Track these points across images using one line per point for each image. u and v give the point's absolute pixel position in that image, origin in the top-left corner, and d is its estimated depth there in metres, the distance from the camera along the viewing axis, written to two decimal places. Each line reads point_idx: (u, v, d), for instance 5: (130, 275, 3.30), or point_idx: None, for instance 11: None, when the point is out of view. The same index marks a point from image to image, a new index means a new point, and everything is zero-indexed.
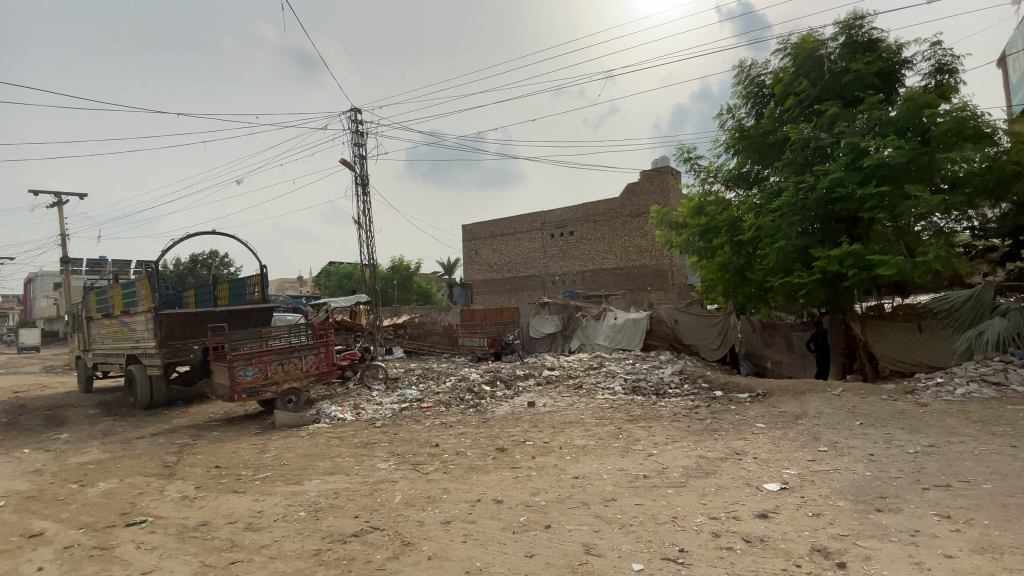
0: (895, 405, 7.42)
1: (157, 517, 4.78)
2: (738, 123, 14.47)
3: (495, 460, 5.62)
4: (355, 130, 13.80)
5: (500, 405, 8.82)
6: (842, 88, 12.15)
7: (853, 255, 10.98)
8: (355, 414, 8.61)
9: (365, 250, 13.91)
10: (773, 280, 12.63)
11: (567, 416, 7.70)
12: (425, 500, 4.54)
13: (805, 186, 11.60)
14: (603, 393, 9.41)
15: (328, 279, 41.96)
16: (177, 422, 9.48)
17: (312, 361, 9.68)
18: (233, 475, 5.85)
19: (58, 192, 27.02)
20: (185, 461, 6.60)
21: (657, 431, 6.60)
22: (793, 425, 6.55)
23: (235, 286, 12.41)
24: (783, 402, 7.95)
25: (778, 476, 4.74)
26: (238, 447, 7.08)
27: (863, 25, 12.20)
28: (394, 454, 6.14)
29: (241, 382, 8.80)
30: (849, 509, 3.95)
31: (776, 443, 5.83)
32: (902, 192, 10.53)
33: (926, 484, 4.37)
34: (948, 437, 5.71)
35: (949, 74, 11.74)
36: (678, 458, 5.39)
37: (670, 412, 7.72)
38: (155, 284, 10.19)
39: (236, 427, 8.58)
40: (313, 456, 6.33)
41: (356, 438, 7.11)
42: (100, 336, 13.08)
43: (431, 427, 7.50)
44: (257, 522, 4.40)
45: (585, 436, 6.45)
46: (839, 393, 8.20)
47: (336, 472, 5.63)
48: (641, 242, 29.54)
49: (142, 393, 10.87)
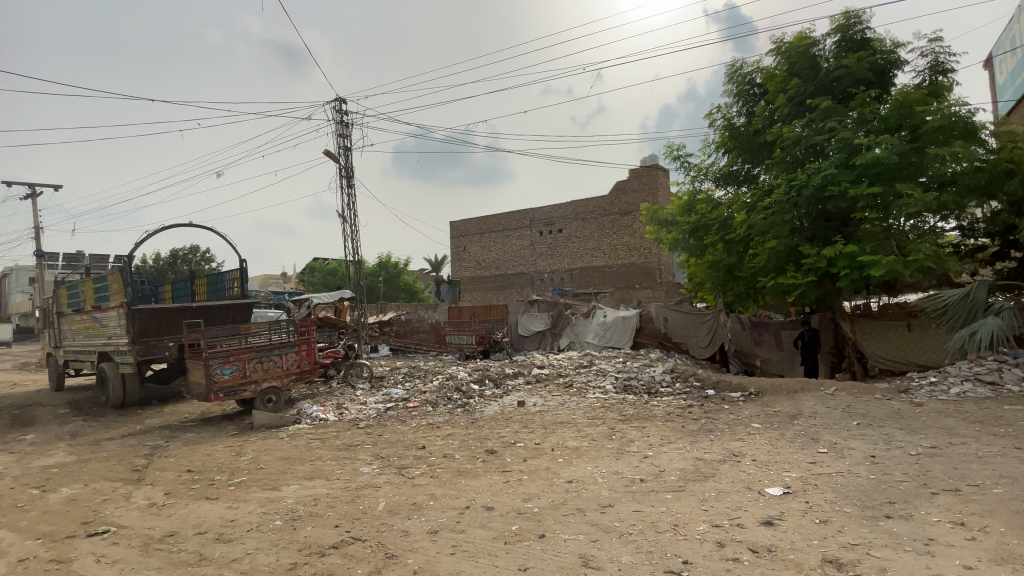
0: (892, 404, 7.28)
1: (121, 527, 4.45)
2: (729, 122, 14.34)
3: (484, 463, 5.35)
4: (341, 122, 13.40)
5: (489, 405, 8.57)
6: (836, 86, 12.02)
7: (847, 255, 10.87)
8: (338, 414, 8.30)
9: (349, 245, 13.56)
10: (764, 279, 12.48)
11: (558, 416, 7.44)
12: (411, 507, 4.26)
13: (797, 185, 11.46)
14: (594, 392, 9.19)
15: (313, 275, 41.37)
16: (150, 422, 9.08)
17: (293, 359, 9.35)
18: (206, 480, 5.53)
19: (32, 183, 26.21)
20: (155, 465, 6.25)
21: (652, 431, 6.38)
22: (790, 425, 6.38)
23: (215, 281, 12.00)
24: (777, 402, 7.79)
25: (780, 479, 4.54)
26: (213, 450, 6.75)
27: (857, 24, 12.11)
28: (378, 457, 5.86)
29: (218, 380, 8.45)
30: (857, 516, 3.77)
31: (774, 444, 5.65)
32: (894, 191, 10.43)
33: (934, 489, 4.22)
34: (950, 439, 5.56)
35: (943, 73, 11.68)
36: (675, 461, 5.18)
37: (663, 412, 7.52)
38: (127, 278, 9.80)
39: (212, 428, 8.23)
40: (293, 460, 6.02)
41: (338, 440, 6.81)
42: (71, 333, 12.60)
43: (417, 428, 7.22)
44: (229, 533, 4.10)
45: (577, 437, 6.22)
46: (833, 392, 8.07)
47: (316, 476, 5.33)
48: (629, 240, 29.41)
49: (115, 392, 10.45)
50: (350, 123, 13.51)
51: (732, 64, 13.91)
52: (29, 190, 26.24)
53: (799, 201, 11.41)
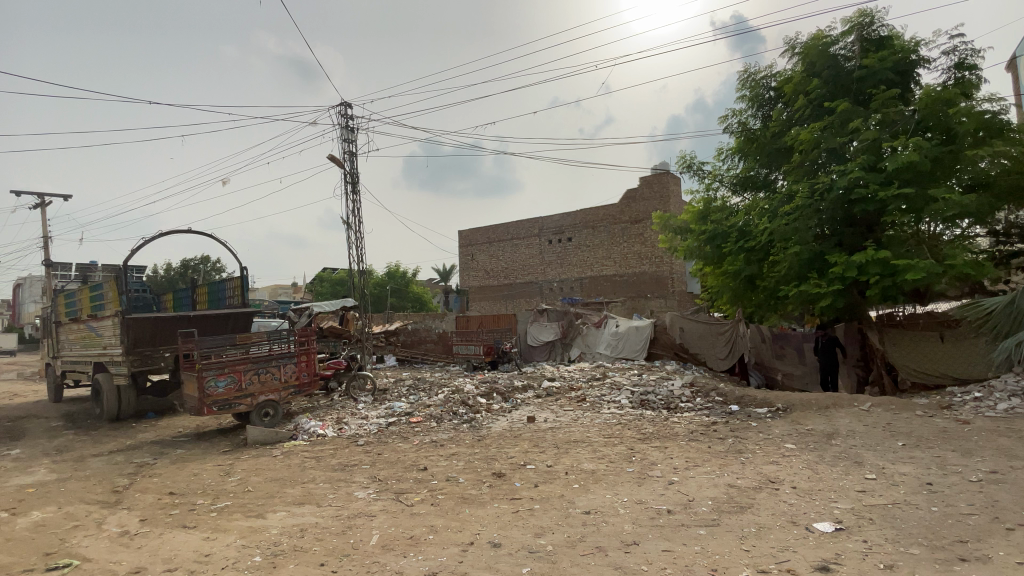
0: (936, 422, 6.65)
1: (85, 561, 3.97)
2: (744, 127, 13.79)
3: (491, 488, 4.83)
4: (345, 127, 13.03)
5: (496, 420, 8.03)
6: (856, 86, 11.43)
7: (879, 261, 10.20)
8: (337, 430, 7.82)
9: (354, 252, 13.11)
10: (786, 288, 11.79)
11: (571, 434, 6.89)
12: (408, 542, 3.75)
13: (821, 188, 10.86)
14: (609, 408, 8.62)
15: (321, 284, 41.15)
16: (141, 437, 8.62)
17: (292, 371, 8.88)
18: (187, 505, 5.05)
19: (42, 193, 26.35)
20: (136, 487, 5.78)
21: (675, 453, 5.81)
22: (827, 447, 5.78)
23: (215, 290, 11.60)
24: (809, 419, 7.18)
25: (828, 512, 3.96)
26: (201, 470, 6.27)
27: (873, 24, 11.53)
28: (375, 480, 5.35)
29: (212, 394, 8.02)
30: (928, 559, 3.22)
31: (814, 468, 5.07)
32: (928, 193, 9.81)
33: (1010, 523, 3.65)
34: (1012, 462, 4.97)
35: (969, 70, 10.96)
36: (704, 488, 4.63)
37: (686, 429, 6.96)
38: (121, 285, 9.47)
39: (204, 444, 7.77)
40: (283, 481, 5.54)
41: (335, 459, 6.31)
42: (69, 342, 12.26)
43: (419, 446, 6.70)
44: (201, 571, 3.61)
45: (593, 459, 5.68)
46: (869, 408, 7.45)
47: (305, 502, 4.83)
48: (640, 249, 28.85)
49: (109, 405, 10.06)
50: (355, 128, 13.13)
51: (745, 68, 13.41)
52: (39, 200, 26.35)
53: (824, 205, 10.80)
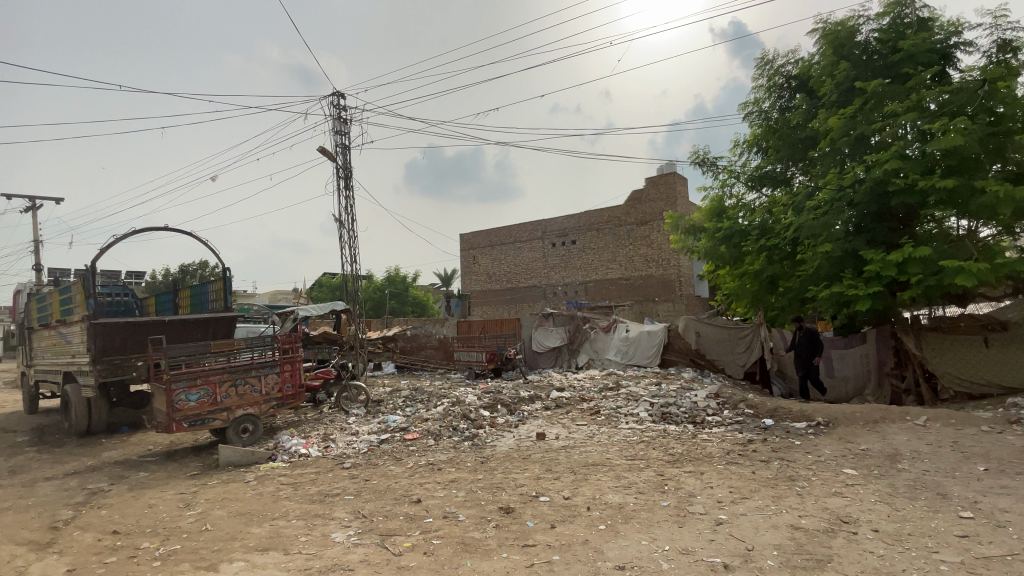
0: (1011, 440, 5.73)
1: None
2: (763, 118, 12.88)
3: (499, 529, 3.95)
4: (338, 118, 12.19)
5: (502, 437, 7.13)
6: (890, 69, 10.42)
7: (920, 259, 9.25)
8: (323, 449, 6.93)
9: (347, 250, 12.23)
10: (812, 289, 10.79)
11: (588, 455, 5.98)
12: None
13: (854, 178, 9.91)
14: (627, 422, 7.71)
15: (321, 289, 40.39)
16: (106, 456, 7.71)
17: (274, 382, 7.99)
18: (128, 549, 4.16)
19: (32, 197, 25.72)
20: (78, 522, 4.90)
21: (716, 480, 4.91)
22: (895, 473, 4.88)
23: (198, 292, 10.72)
24: (859, 437, 6.26)
25: (937, 572, 3.06)
26: (159, 500, 5.38)
27: (909, 5, 10.53)
28: (358, 517, 4.45)
29: (182, 409, 7.13)
30: None
31: (890, 502, 4.17)
32: (974, 183, 8.94)
33: None
34: None
35: (1012, 53, 10.06)
36: (763, 531, 3.72)
37: (720, 449, 6.07)
38: (89, 286, 8.60)
39: (172, 466, 6.87)
40: (252, 516, 4.66)
41: (315, 487, 5.43)
42: (42, 351, 11.36)
43: (413, 470, 5.81)
44: None
45: (620, 488, 4.77)
46: (926, 423, 6.53)
47: (270, 548, 3.95)
48: (647, 251, 27.91)
49: (79, 418, 9.17)
50: (348, 120, 12.29)
51: (763, 55, 12.54)
52: (30, 203, 25.74)
53: (857, 196, 9.86)
